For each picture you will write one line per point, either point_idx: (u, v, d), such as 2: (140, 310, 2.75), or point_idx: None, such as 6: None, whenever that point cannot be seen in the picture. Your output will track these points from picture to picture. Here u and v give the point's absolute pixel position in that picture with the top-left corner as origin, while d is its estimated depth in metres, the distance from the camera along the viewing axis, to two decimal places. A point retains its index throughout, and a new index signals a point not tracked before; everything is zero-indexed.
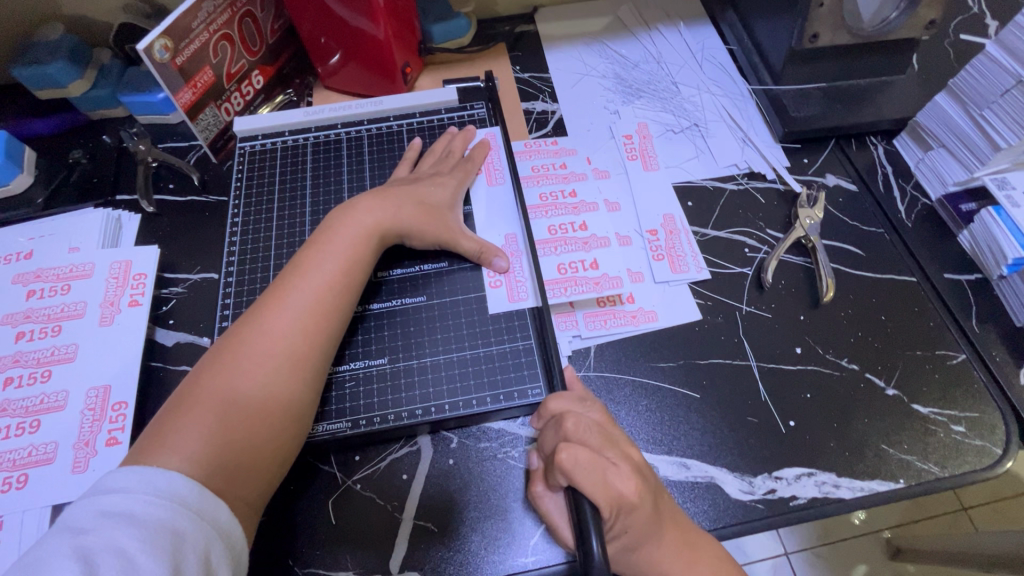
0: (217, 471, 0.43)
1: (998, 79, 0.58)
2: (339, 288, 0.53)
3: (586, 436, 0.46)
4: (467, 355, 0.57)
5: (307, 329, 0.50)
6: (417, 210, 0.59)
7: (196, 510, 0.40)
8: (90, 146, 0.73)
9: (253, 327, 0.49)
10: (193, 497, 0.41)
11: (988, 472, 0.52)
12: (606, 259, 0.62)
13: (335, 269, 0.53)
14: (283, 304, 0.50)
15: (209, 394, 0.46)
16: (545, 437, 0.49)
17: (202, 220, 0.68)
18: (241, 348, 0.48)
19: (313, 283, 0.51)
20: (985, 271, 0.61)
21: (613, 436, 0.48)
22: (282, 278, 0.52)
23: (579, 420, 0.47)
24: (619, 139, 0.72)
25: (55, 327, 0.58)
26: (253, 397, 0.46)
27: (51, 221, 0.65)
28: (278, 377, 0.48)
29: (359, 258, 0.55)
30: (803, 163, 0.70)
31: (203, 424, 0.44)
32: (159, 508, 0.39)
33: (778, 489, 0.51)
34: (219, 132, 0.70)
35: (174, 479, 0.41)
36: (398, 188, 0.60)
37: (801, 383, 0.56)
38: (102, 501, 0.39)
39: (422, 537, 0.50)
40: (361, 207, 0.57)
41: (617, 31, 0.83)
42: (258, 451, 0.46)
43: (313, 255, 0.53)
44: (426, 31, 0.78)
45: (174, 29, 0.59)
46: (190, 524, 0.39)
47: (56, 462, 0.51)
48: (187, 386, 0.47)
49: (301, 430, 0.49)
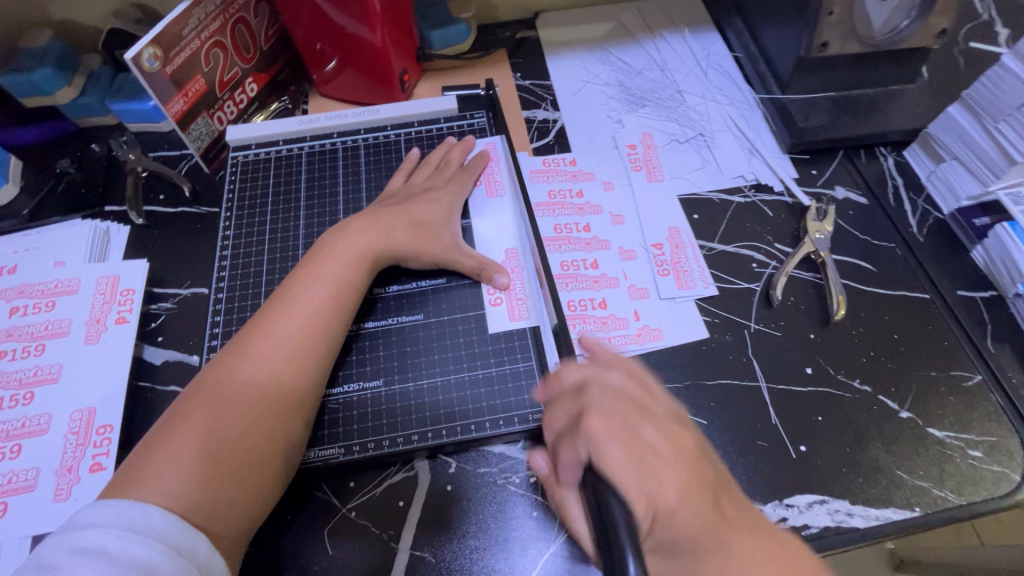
0: (198, 506, 0.41)
1: (1012, 92, 0.56)
2: (329, 312, 0.51)
3: (610, 406, 0.41)
4: (466, 377, 0.55)
5: (295, 356, 0.49)
6: (412, 229, 0.58)
7: (174, 545, 0.38)
8: (78, 155, 0.71)
9: (240, 354, 0.48)
10: (171, 531, 0.39)
11: (1007, 500, 0.50)
12: (616, 298, 0.60)
13: (324, 292, 0.52)
14: (272, 329, 0.49)
15: (191, 426, 0.44)
16: (560, 414, 0.44)
17: (193, 233, 0.66)
18: (227, 375, 0.47)
19: (301, 308, 0.50)
20: (1000, 288, 0.59)
21: (647, 408, 0.41)
22: (271, 302, 0.51)
23: (602, 390, 0.42)
24: (622, 149, 0.70)
25: (38, 346, 0.56)
26: (237, 427, 0.45)
27: (36, 234, 0.63)
28: (265, 407, 0.46)
29: (351, 280, 0.54)
30: (811, 174, 0.69)
31: (183, 455, 0.43)
32: (133, 543, 0.37)
33: (790, 517, 0.49)
34: (212, 142, 0.68)
35: (151, 512, 0.39)
36: (392, 207, 0.59)
37: (812, 404, 0.54)
38: (74, 537, 0.37)
39: (419, 569, 0.48)
40: (353, 231, 0.56)
41: (620, 37, 0.81)
42: (242, 486, 0.44)
43: (304, 279, 0.52)
44: (425, 37, 0.76)
45: (163, 37, 0.57)
46: (166, 560, 0.37)
47: (37, 490, 0.49)
48: (170, 418, 0.45)
49: (289, 462, 0.47)
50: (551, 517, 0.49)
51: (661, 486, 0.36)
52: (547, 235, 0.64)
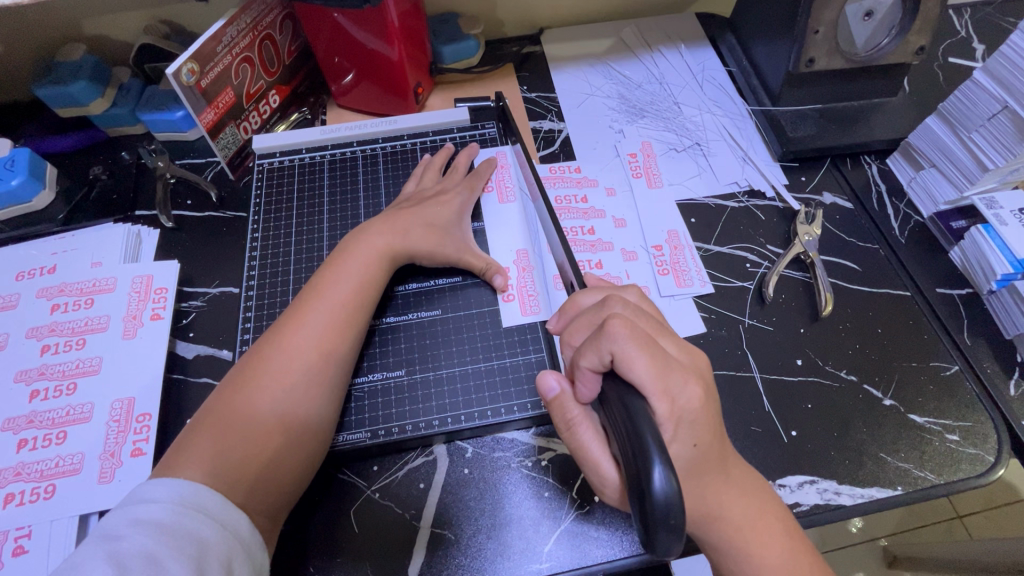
0: (238, 484, 0.45)
1: (984, 104, 0.60)
2: (354, 307, 0.55)
3: (633, 317, 0.45)
4: (481, 367, 0.59)
5: (324, 346, 0.53)
6: (427, 231, 0.62)
7: (218, 521, 0.42)
8: (109, 163, 0.75)
9: (275, 344, 0.52)
10: (216, 508, 0.42)
11: (981, 480, 0.54)
12: None
13: (350, 288, 0.56)
14: (302, 323, 0.53)
15: (231, 412, 0.48)
16: (579, 330, 0.46)
17: (220, 235, 0.70)
18: (263, 365, 0.51)
19: (330, 302, 0.54)
20: (975, 287, 0.64)
21: (661, 323, 0.46)
22: (301, 298, 0.55)
23: (625, 303, 0.46)
24: (624, 157, 0.75)
25: (80, 340, 0.59)
26: (275, 410, 0.49)
27: (73, 236, 0.67)
28: (297, 394, 0.50)
29: (373, 278, 0.58)
30: (801, 180, 0.73)
31: (226, 437, 0.47)
32: (184, 516, 0.41)
33: (782, 496, 0.53)
34: (237, 150, 0.72)
35: (199, 491, 0.42)
36: (408, 210, 0.63)
37: (803, 393, 0.58)
38: (132, 511, 0.40)
39: (440, 545, 0.51)
40: (373, 232, 0.60)
41: (621, 52, 0.86)
42: (279, 466, 0.48)
43: (330, 277, 0.57)
44: (437, 52, 0.81)
45: (199, 54, 0.61)
46: (213, 534, 0.41)
47: (83, 473, 0.52)
48: (211, 404, 0.49)
49: (320, 446, 0.51)
50: (561, 497, 0.53)
51: (684, 388, 0.41)
52: None
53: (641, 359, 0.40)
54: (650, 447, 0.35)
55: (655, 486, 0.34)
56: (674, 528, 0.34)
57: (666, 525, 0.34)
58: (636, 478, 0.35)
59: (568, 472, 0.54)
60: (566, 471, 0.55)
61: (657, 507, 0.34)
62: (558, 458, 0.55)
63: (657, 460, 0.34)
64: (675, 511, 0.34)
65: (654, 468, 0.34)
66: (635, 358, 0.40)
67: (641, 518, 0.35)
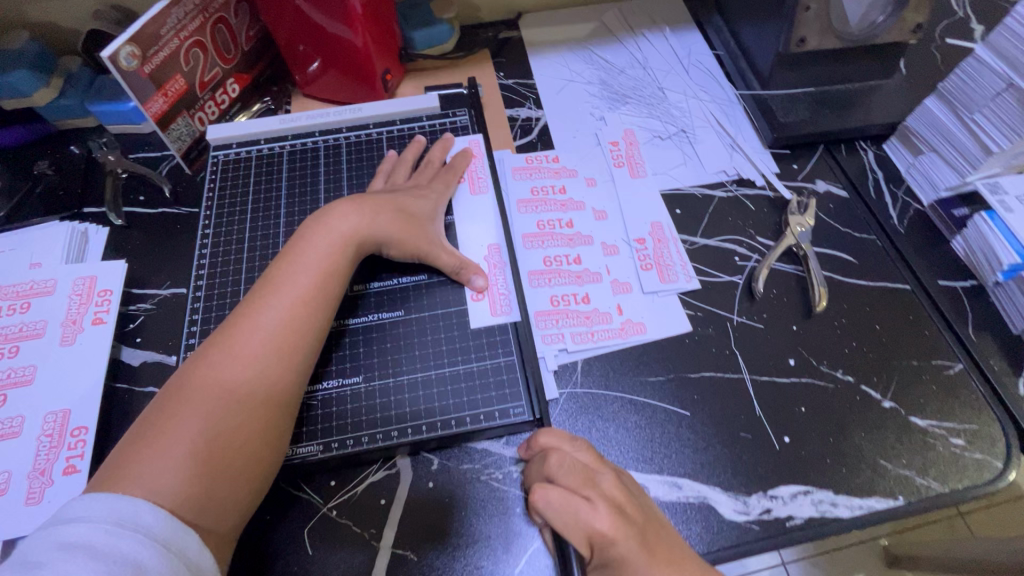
0: (186, 503, 0.40)
1: (987, 83, 0.56)
2: (315, 305, 0.50)
3: (564, 474, 0.45)
4: (447, 372, 0.54)
5: (280, 349, 0.47)
6: (396, 218, 0.57)
7: (162, 540, 0.38)
8: (57, 157, 0.71)
9: (223, 348, 0.46)
10: (160, 527, 0.38)
11: (989, 487, 0.50)
12: (598, 294, 0.60)
13: (309, 283, 0.50)
14: (255, 322, 0.47)
15: (172, 426, 0.43)
16: (533, 470, 0.48)
17: (173, 233, 0.65)
18: (211, 371, 0.45)
19: (286, 300, 0.49)
20: (980, 278, 0.60)
21: (601, 473, 0.45)
22: (253, 293, 0.49)
23: (562, 457, 0.46)
24: (605, 146, 0.71)
25: (13, 348, 0.55)
26: (227, 421, 0.44)
27: (12, 235, 0.62)
28: (251, 404, 0.45)
29: (335, 270, 0.52)
30: (792, 168, 0.69)
31: (170, 453, 0.41)
32: (121, 538, 0.36)
33: (774, 508, 0.49)
34: (193, 142, 0.68)
35: (139, 507, 0.38)
36: (377, 196, 0.58)
37: (796, 395, 0.54)
38: (61, 532, 0.36)
39: (401, 567, 0.47)
40: (335, 218, 0.54)
41: (602, 36, 0.82)
42: (231, 484, 0.43)
43: (286, 270, 0.50)
44: (407, 38, 0.76)
45: (141, 36, 0.56)
46: (155, 558, 0.37)
47: (9, 493, 0.48)
48: (150, 414, 0.44)
49: (276, 458, 0.47)
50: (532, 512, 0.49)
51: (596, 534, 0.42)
52: (530, 231, 0.64)
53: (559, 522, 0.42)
54: None
55: None
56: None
57: None
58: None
59: None
60: None
61: None
62: None
63: None
64: None
65: None
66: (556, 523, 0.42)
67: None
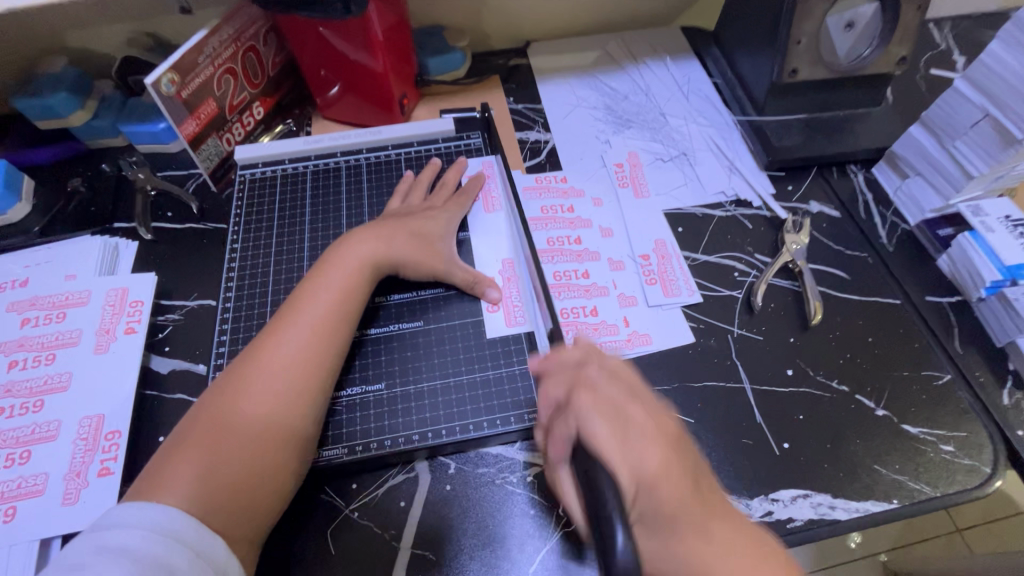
0: (217, 509, 0.43)
1: (966, 112, 0.60)
2: (336, 321, 0.53)
3: (602, 383, 0.45)
4: (464, 379, 0.57)
5: (305, 363, 0.50)
6: (411, 241, 0.61)
7: (192, 548, 0.40)
8: (89, 175, 0.74)
9: (252, 363, 0.49)
10: (190, 534, 0.41)
11: (978, 491, 0.53)
12: (606, 306, 0.63)
13: (331, 301, 0.54)
14: (282, 339, 0.51)
15: (205, 436, 0.46)
16: (555, 385, 0.47)
17: (200, 247, 0.68)
18: (240, 385, 0.48)
19: (309, 317, 0.52)
20: (965, 294, 0.63)
21: (638, 389, 0.45)
22: (280, 312, 0.53)
23: (598, 369, 0.46)
24: (610, 167, 0.75)
25: (49, 355, 0.57)
26: (255, 430, 0.47)
27: (48, 249, 0.65)
28: (277, 415, 0.48)
29: (354, 290, 0.56)
30: (787, 190, 0.73)
31: (204, 463, 0.44)
32: (155, 542, 0.39)
33: (775, 511, 0.52)
34: (220, 161, 0.71)
35: (172, 514, 0.41)
36: (393, 221, 0.62)
37: (794, 404, 0.57)
38: (101, 537, 0.39)
39: (421, 567, 0.49)
40: (355, 243, 0.58)
41: (606, 64, 0.87)
42: (258, 491, 0.45)
43: (310, 290, 0.54)
44: (423, 65, 0.81)
45: (180, 64, 0.60)
46: (185, 562, 0.39)
47: (46, 494, 0.50)
48: (185, 427, 0.47)
49: (301, 468, 0.49)
50: (546, 513, 0.51)
51: (642, 458, 0.40)
52: (541, 248, 0.67)
53: (599, 425, 0.41)
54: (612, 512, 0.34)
55: (614, 549, 0.32)
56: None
57: None
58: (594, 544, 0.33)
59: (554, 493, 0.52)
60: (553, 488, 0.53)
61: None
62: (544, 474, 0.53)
63: (620, 524, 0.33)
64: None
65: (616, 534, 0.33)
66: (595, 427, 0.41)
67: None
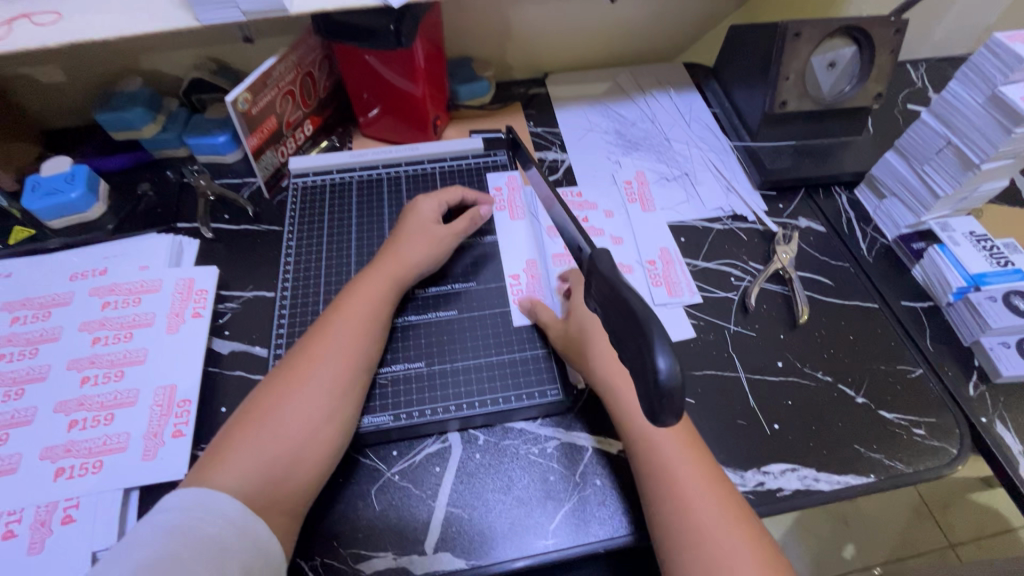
0: (273, 477, 0.50)
1: (931, 141, 0.69)
2: (372, 325, 0.61)
3: None
4: (494, 360, 0.65)
5: (346, 359, 0.58)
6: (426, 248, 0.68)
7: (237, 525, 0.45)
8: (156, 181, 0.83)
9: (301, 359, 0.57)
10: (236, 514, 0.46)
11: (947, 469, 0.59)
12: None
13: (368, 307, 0.62)
14: (326, 338, 0.59)
15: (260, 420, 0.53)
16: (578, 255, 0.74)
17: (254, 246, 0.77)
18: (297, 376, 0.56)
19: (349, 320, 0.60)
20: (936, 299, 0.71)
21: None
22: (325, 316, 0.62)
23: None
24: (620, 184, 0.84)
25: (127, 334, 0.65)
26: (304, 414, 0.54)
27: (122, 243, 0.74)
28: (322, 401, 0.55)
29: (385, 298, 0.64)
30: (779, 208, 0.82)
31: (269, 438, 0.52)
32: (204, 520, 0.44)
33: (766, 481, 0.58)
34: (272, 172, 0.80)
35: (217, 496, 0.46)
36: (407, 230, 0.69)
37: (783, 391, 0.64)
38: (158, 518, 0.44)
39: (454, 523, 0.56)
40: (385, 259, 0.67)
41: (616, 94, 0.97)
42: (302, 466, 0.52)
43: (349, 297, 0.63)
44: (454, 91, 0.91)
45: (254, 85, 0.70)
46: (232, 537, 0.45)
47: (128, 450, 0.57)
48: (242, 413, 0.54)
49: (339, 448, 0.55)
50: (566, 477, 0.58)
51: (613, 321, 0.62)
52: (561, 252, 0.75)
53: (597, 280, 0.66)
54: (655, 340, 0.37)
55: (659, 370, 0.35)
56: (677, 417, 0.36)
57: (669, 408, 0.36)
58: (642, 368, 0.37)
59: (573, 460, 0.59)
60: (570, 457, 0.60)
61: (663, 387, 0.35)
62: (564, 443, 0.61)
63: (660, 350, 0.36)
64: (678, 398, 0.35)
65: (659, 360, 0.36)
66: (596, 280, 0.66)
67: (648, 404, 0.37)
